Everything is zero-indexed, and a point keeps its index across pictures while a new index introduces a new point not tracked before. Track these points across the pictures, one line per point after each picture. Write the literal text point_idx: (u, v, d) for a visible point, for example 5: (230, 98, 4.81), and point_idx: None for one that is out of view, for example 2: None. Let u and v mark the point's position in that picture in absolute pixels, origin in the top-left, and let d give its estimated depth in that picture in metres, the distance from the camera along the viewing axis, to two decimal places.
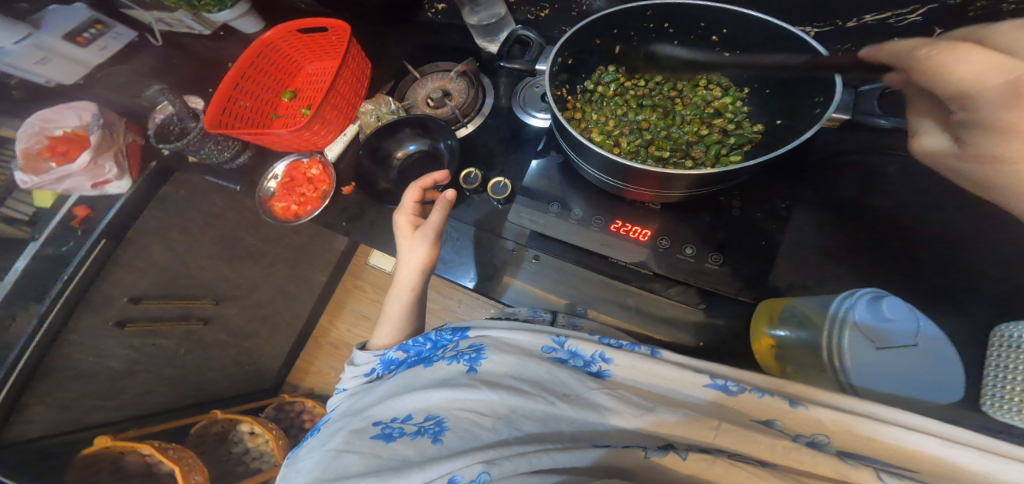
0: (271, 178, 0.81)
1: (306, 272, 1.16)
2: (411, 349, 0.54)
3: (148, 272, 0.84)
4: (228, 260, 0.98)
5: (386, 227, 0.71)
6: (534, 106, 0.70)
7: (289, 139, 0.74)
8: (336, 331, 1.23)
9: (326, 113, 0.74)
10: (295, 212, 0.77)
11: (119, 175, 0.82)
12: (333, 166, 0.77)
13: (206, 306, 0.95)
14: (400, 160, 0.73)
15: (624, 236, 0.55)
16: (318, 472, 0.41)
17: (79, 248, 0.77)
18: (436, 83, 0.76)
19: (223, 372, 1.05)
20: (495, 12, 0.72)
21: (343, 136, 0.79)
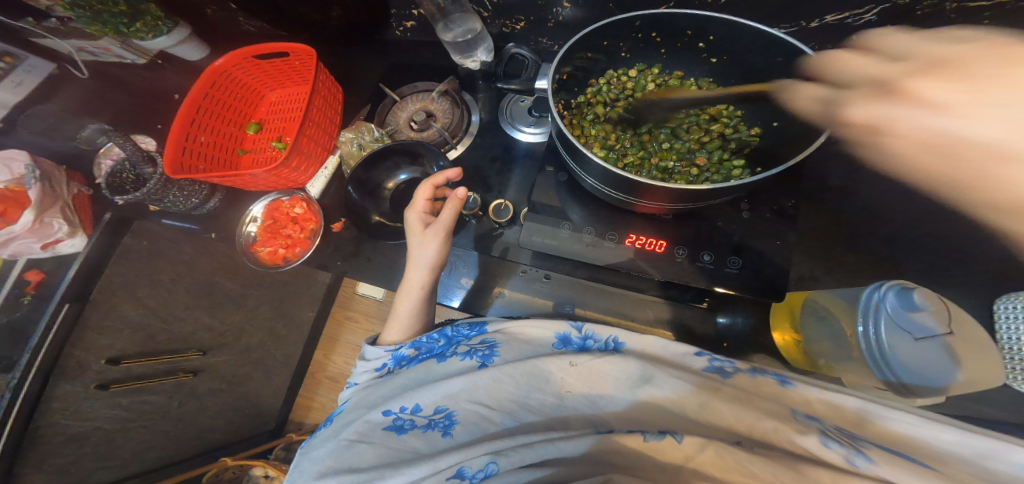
0: (250, 222, 0.76)
1: (294, 309, 1.09)
2: (422, 343, 0.54)
3: (122, 332, 0.78)
4: (208, 308, 0.91)
5: (384, 261, 0.69)
6: (522, 120, 0.68)
7: (266, 179, 0.70)
8: (333, 364, 1.15)
9: (308, 149, 0.70)
10: (283, 256, 0.72)
11: (71, 232, 0.73)
12: (317, 203, 0.73)
13: (193, 358, 0.89)
14: (392, 190, 0.71)
15: (639, 249, 0.56)
16: (332, 461, 0.43)
17: (39, 314, 0.72)
18: (417, 104, 0.73)
19: (221, 418, 0.98)
20: (472, 27, 0.68)
21: (322, 171, 0.75)
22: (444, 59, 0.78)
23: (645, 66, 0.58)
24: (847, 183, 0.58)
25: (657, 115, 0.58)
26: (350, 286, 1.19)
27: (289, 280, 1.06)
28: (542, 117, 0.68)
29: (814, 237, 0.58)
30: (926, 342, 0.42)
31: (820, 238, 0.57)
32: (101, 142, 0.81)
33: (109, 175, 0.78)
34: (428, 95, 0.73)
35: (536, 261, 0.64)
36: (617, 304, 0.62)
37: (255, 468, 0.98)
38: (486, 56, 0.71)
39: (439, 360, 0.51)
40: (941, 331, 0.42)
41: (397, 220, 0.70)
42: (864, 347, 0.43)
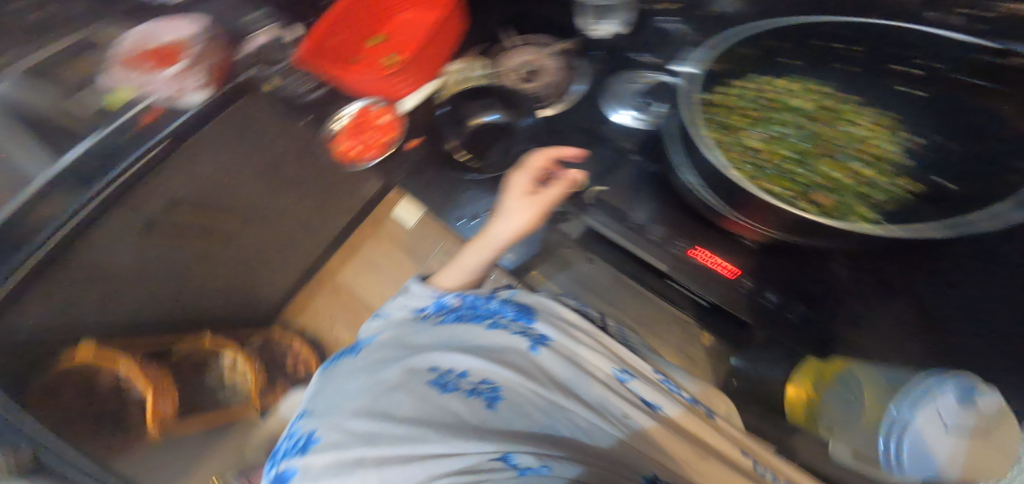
0: (338, 119, 0.79)
1: (331, 215, 1.16)
2: (467, 299, 0.60)
3: (186, 183, 0.74)
4: (274, 185, 0.94)
5: (448, 192, 0.73)
6: (624, 103, 0.68)
7: (371, 83, 0.75)
8: (341, 274, 1.34)
9: (416, 64, 0.73)
10: (357, 156, 0.78)
11: (200, 85, 0.75)
12: (405, 118, 0.76)
13: (226, 225, 0.90)
14: (474, 127, 0.72)
15: (706, 265, 0.57)
16: (369, 402, 0.44)
17: (131, 142, 0.67)
18: (530, 55, 0.74)
19: (220, 295, 1.05)
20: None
21: (420, 90, 0.76)
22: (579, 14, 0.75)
23: (795, 80, 0.60)
24: (959, 280, 0.52)
25: (788, 140, 0.55)
26: (388, 202, 1.30)
27: (333, 185, 1.07)
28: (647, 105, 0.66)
29: (896, 317, 0.52)
30: (956, 439, 0.43)
31: (899, 319, 0.52)
32: (261, 31, 0.89)
33: (256, 55, 0.85)
34: (542, 50, 0.74)
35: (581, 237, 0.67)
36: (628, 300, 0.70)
37: (223, 356, 1.21)
38: (615, 26, 0.72)
39: (486, 328, 0.55)
40: (980, 435, 0.44)
41: (471, 157, 0.72)
42: (888, 425, 0.46)
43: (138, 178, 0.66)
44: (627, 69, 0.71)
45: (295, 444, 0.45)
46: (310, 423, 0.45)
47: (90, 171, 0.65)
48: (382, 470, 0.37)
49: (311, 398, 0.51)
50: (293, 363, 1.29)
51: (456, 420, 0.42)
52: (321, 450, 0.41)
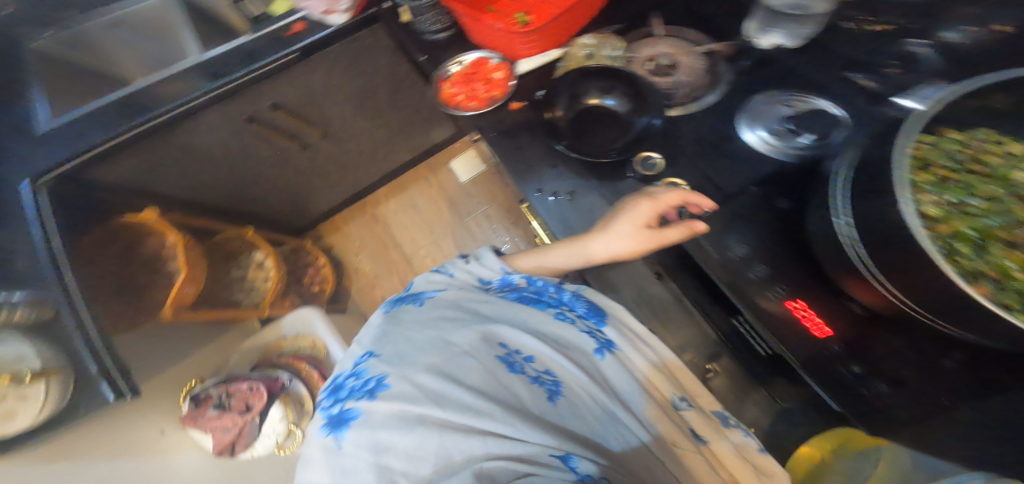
0: (456, 63, 0.83)
1: (397, 147, 1.43)
2: (534, 284, 0.70)
3: (298, 88, 0.96)
4: (357, 109, 1.16)
5: (532, 159, 0.72)
6: (765, 124, 0.61)
7: (500, 37, 0.77)
8: (383, 209, 1.58)
9: (547, 30, 0.74)
10: (458, 102, 0.79)
11: (343, 9, 0.88)
12: (517, 79, 0.78)
13: (313, 136, 1.15)
14: (590, 106, 0.71)
15: (798, 319, 0.50)
16: (442, 360, 0.52)
17: (275, 48, 0.87)
18: (669, 49, 0.72)
19: (280, 180, 1.26)
20: (809, 4, 0.66)
21: (543, 56, 0.78)
22: (736, 26, 0.72)
23: None
24: None
25: None
26: (449, 154, 1.61)
27: (411, 117, 1.32)
28: (793, 132, 0.58)
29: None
30: None
31: None
32: None
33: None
34: (686, 46, 0.71)
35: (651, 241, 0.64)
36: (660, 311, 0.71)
37: (256, 252, 1.36)
38: (785, 39, 0.66)
39: (554, 318, 0.65)
40: None
41: (574, 134, 0.70)
42: None
43: (252, 84, 0.88)
44: (782, 90, 0.64)
45: (359, 386, 0.51)
46: (379, 367, 0.52)
47: (219, 66, 0.85)
48: (449, 432, 0.45)
49: (375, 340, 0.58)
50: (311, 276, 1.47)
51: (517, 403, 0.51)
52: (388, 398, 0.48)
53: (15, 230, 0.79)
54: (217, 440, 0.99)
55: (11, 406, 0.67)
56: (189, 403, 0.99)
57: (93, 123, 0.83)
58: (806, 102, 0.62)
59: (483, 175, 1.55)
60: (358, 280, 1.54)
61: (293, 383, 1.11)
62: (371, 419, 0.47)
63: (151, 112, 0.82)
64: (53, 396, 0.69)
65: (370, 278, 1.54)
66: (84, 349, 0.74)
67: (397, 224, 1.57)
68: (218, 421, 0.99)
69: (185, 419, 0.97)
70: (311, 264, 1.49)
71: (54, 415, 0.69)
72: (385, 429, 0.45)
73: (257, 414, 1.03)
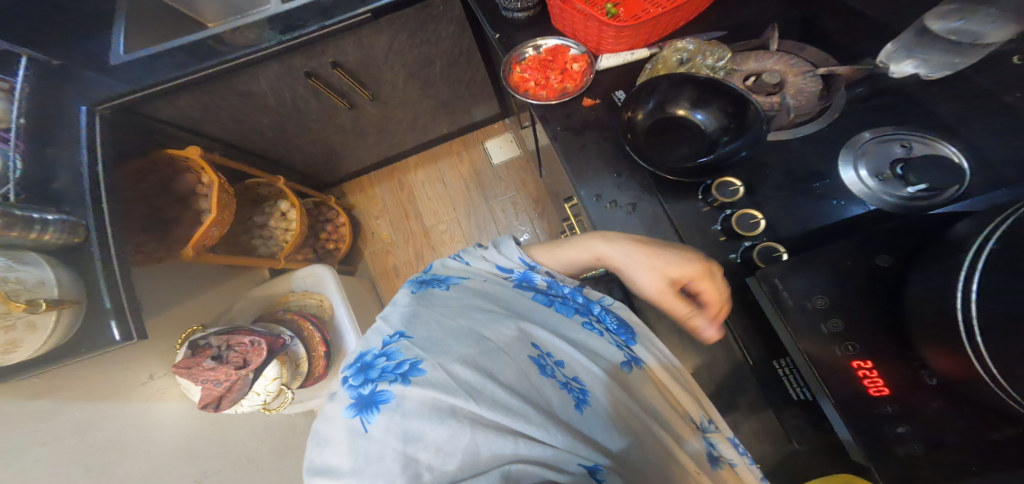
0: (533, 46, 0.81)
1: (440, 121, 1.41)
2: (557, 288, 0.67)
3: (358, 47, 0.99)
4: (408, 75, 1.15)
5: (596, 160, 0.69)
6: (871, 164, 0.58)
7: (588, 27, 0.73)
8: (411, 177, 1.54)
9: (641, 28, 0.70)
10: (529, 88, 0.79)
11: None
12: (594, 74, 0.74)
13: (362, 96, 1.15)
14: (679, 117, 0.66)
15: (859, 380, 0.48)
16: (477, 352, 0.49)
17: (349, 7, 0.91)
18: (778, 66, 0.68)
19: (322, 132, 1.25)
20: (982, 30, 0.56)
21: (628, 54, 0.74)
22: (844, 59, 0.68)
23: None
24: None
25: None
26: (486, 133, 1.55)
27: (461, 94, 1.31)
28: (900, 179, 0.54)
29: None
30: None
31: None
32: None
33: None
34: (801, 66, 0.67)
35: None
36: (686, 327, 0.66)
37: (283, 201, 1.30)
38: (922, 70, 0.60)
39: (582, 327, 0.61)
40: None
41: (648, 143, 0.66)
42: None
43: (320, 39, 0.94)
44: (894, 127, 0.60)
45: (390, 368, 0.47)
46: (412, 350, 0.48)
47: (288, 21, 0.91)
48: (481, 428, 0.42)
49: (405, 320, 0.53)
50: (328, 231, 1.40)
51: (548, 407, 0.48)
52: (422, 384, 0.44)
53: (60, 145, 0.78)
54: (204, 393, 0.90)
55: (18, 336, 0.61)
56: (187, 350, 0.92)
57: (164, 62, 0.90)
58: (930, 146, 0.57)
59: (517, 160, 1.50)
60: (374, 245, 1.49)
61: (293, 342, 1.07)
62: (403, 405, 0.43)
63: (222, 58, 0.90)
64: (64, 326, 0.65)
65: (386, 245, 1.49)
66: (101, 278, 0.71)
67: (422, 194, 1.52)
68: (211, 373, 0.90)
69: (177, 369, 0.88)
70: (330, 220, 1.42)
71: (61, 348, 0.65)
72: (418, 418, 0.42)
73: (253, 371, 0.94)
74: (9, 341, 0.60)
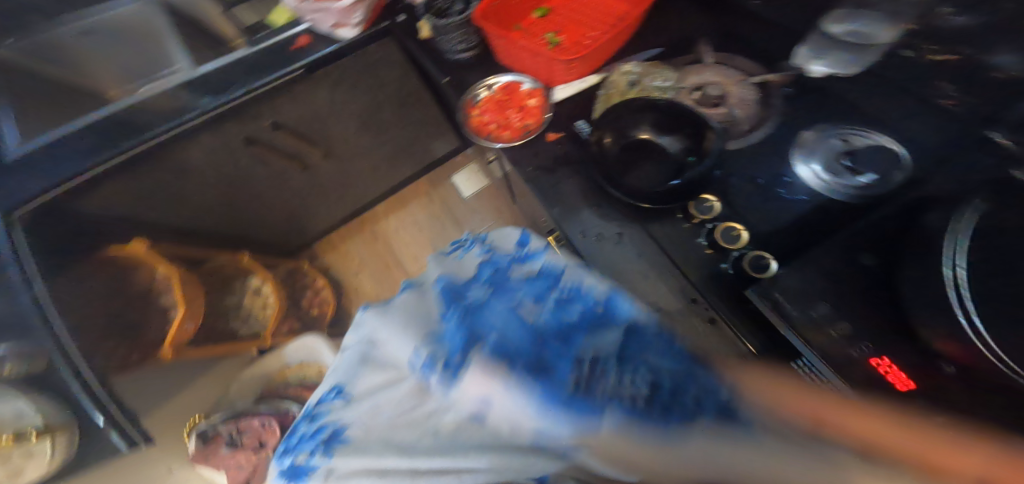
0: (483, 87, 0.78)
1: (400, 167, 1.38)
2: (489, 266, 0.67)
3: (296, 105, 0.94)
4: (358, 126, 1.12)
5: (575, 196, 0.68)
6: (821, 159, 0.59)
7: (536, 62, 0.73)
8: (382, 228, 1.50)
9: (589, 58, 0.70)
10: (491, 132, 0.75)
11: (356, 25, 0.86)
12: (554, 108, 0.74)
13: (313, 155, 1.10)
14: (644, 140, 0.65)
15: (880, 377, 0.44)
16: (386, 411, 0.57)
17: (281, 67, 0.85)
18: (716, 78, 0.70)
19: (282, 201, 1.20)
20: (873, 32, 0.60)
21: (580, 82, 0.74)
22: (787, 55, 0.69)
23: None
24: None
25: None
26: (451, 168, 1.54)
27: (417, 133, 1.29)
28: (851, 171, 0.56)
29: None
30: None
31: None
32: None
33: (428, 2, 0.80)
34: (735, 76, 0.69)
35: (706, 281, 0.59)
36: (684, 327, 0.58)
37: (252, 277, 1.28)
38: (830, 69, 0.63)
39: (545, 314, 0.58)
40: None
41: (619, 168, 0.65)
42: None
43: (252, 103, 0.86)
44: (830, 125, 0.62)
45: (310, 437, 0.59)
46: (331, 416, 0.60)
47: (212, 84, 0.83)
48: (399, 474, 0.50)
49: (342, 375, 0.64)
50: (309, 299, 1.37)
51: (493, 440, 0.51)
52: (348, 453, 0.55)
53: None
54: (230, 478, 0.98)
55: (19, 465, 0.68)
56: (196, 441, 0.99)
57: (73, 150, 0.77)
58: (863, 137, 0.60)
59: (487, 191, 1.49)
60: (359, 301, 1.45)
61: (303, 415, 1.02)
62: (335, 473, 0.53)
63: (141, 137, 0.78)
64: (60, 451, 0.70)
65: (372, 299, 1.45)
66: (83, 398, 0.71)
67: (397, 243, 1.49)
68: (230, 459, 0.98)
69: (195, 459, 0.98)
70: (308, 286, 1.38)
71: (66, 466, 0.70)
72: (357, 478, 0.51)
73: (269, 450, 1.00)
74: (13, 470, 0.68)
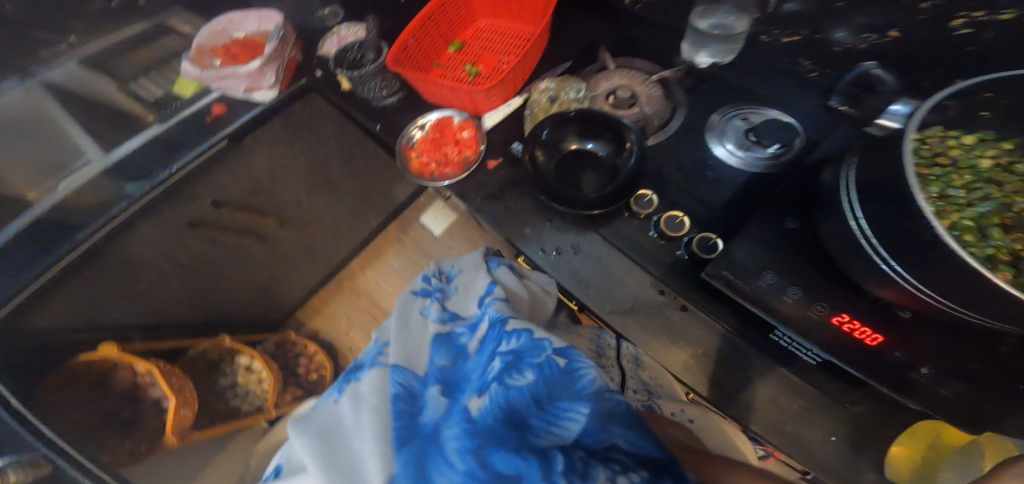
0: (420, 126, 0.80)
1: (363, 218, 1.40)
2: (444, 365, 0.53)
3: (238, 179, 0.93)
4: (308, 187, 1.13)
5: (526, 218, 0.68)
6: (732, 138, 0.64)
7: (459, 96, 0.75)
8: (361, 282, 1.51)
9: (506, 83, 0.73)
10: (432, 170, 0.76)
11: (271, 86, 0.87)
12: (486, 135, 0.76)
13: (269, 226, 1.10)
14: (574, 152, 0.67)
15: (850, 336, 0.47)
16: None
17: (201, 140, 0.85)
18: (623, 80, 0.72)
19: (253, 278, 1.20)
20: (729, 23, 0.69)
21: (506, 106, 0.76)
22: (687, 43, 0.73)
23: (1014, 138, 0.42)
24: None
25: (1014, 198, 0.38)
26: (416, 209, 1.56)
27: (371, 182, 1.30)
28: (758, 144, 0.62)
29: None
30: None
31: None
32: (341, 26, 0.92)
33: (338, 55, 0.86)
34: (639, 76, 0.72)
35: (665, 273, 0.60)
36: (656, 323, 0.59)
37: (240, 356, 1.29)
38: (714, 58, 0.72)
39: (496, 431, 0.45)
40: None
41: (558, 181, 0.66)
42: None
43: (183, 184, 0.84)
44: (730, 105, 0.68)
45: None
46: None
47: (135, 172, 0.84)
48: None
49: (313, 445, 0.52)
50: (305, 366, 1.39)
51: None
52: None
53: None
54: None
55: None
56: None
57: None
58: (760, 114, 0.66)
59: (457, 225, 1.50)
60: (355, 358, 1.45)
61: None
62: None
63: (73, 241, 0.76)
64: None
65: None
66: None
67: (380, 297, 1.49)
68: None
69: None
70: (302, 353, 1.41)
71: None
72: None
73: None
74: None
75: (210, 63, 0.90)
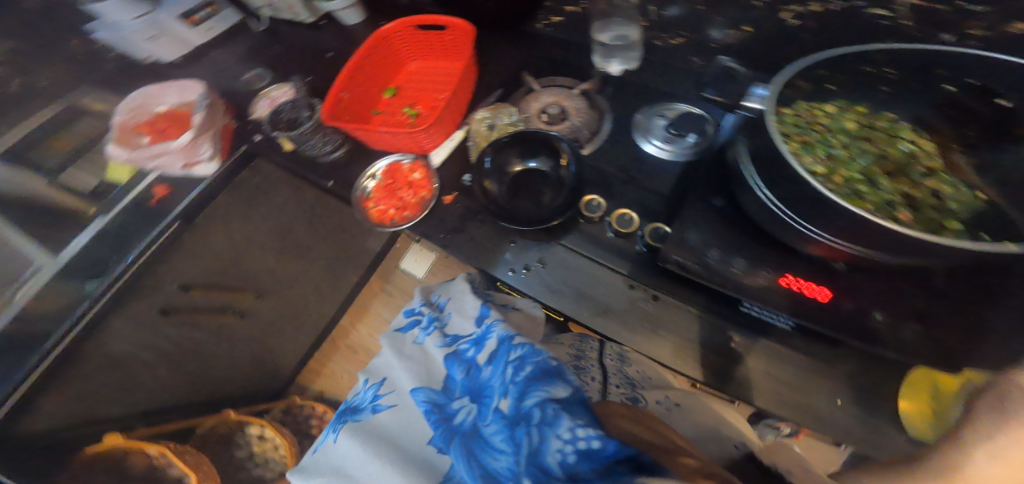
0: (370, 177, 0.82)
1: (343, 272, 1.41)
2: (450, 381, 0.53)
3: (204, 258, 0.94)
4: (279, 253, 1.14)
5: (488, 243, 0.70)
6: (656, 134, 0.69)
7: (401, 140, 0.77)
8: (355, 336, 1.50)
9: (444, 119, 0.76)
10: (391, 216, 0.77)
11: (209, 157, 0.88)
12: (436, 172, 0.78)
13: (247, 299, 1.11)
14: (519, 173, 0.70)
15: (798, 294, 0.49)
16: None
17: (154, 225, 0.86)
18: (552, 98, 0.77)
19: (243, 352, 1.20)
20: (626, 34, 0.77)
21: (450, 141, 0.80)
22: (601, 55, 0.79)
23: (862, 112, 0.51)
24: None
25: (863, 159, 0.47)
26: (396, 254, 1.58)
27: (342, 235, 1.31)
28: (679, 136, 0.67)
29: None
30: None
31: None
32: (272, 89, 0.96)
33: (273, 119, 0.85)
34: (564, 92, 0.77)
35: (627, 270, 0.63)
36: (631, 316, 0.60)
37: (250, 426, 1.28)
38: (623, 65, 0.77)
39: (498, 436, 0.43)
40: None
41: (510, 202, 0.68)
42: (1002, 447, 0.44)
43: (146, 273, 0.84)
44: (648, 106, 0.73)
45: None
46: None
47: (92, 269, 0.83)
48: None
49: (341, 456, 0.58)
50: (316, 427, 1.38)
51: None
52: None
53: None
54: None
55: None
56: None
57: None
58: (671, 109, 0.72)
59: (438, 262, 1.50)
60: None
61: None
62: None
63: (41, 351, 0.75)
64: None
65: None
66: None
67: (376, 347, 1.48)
68: None
69: None
70: (310, 414, 1.40)
71: None
72: None
73: None
74: None
75: (137, 142, 0.90)
